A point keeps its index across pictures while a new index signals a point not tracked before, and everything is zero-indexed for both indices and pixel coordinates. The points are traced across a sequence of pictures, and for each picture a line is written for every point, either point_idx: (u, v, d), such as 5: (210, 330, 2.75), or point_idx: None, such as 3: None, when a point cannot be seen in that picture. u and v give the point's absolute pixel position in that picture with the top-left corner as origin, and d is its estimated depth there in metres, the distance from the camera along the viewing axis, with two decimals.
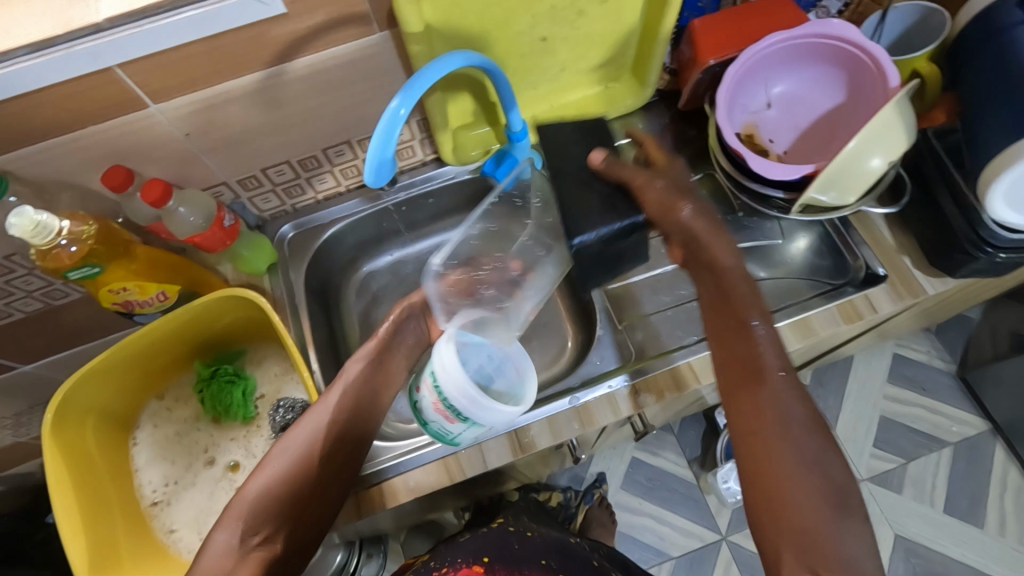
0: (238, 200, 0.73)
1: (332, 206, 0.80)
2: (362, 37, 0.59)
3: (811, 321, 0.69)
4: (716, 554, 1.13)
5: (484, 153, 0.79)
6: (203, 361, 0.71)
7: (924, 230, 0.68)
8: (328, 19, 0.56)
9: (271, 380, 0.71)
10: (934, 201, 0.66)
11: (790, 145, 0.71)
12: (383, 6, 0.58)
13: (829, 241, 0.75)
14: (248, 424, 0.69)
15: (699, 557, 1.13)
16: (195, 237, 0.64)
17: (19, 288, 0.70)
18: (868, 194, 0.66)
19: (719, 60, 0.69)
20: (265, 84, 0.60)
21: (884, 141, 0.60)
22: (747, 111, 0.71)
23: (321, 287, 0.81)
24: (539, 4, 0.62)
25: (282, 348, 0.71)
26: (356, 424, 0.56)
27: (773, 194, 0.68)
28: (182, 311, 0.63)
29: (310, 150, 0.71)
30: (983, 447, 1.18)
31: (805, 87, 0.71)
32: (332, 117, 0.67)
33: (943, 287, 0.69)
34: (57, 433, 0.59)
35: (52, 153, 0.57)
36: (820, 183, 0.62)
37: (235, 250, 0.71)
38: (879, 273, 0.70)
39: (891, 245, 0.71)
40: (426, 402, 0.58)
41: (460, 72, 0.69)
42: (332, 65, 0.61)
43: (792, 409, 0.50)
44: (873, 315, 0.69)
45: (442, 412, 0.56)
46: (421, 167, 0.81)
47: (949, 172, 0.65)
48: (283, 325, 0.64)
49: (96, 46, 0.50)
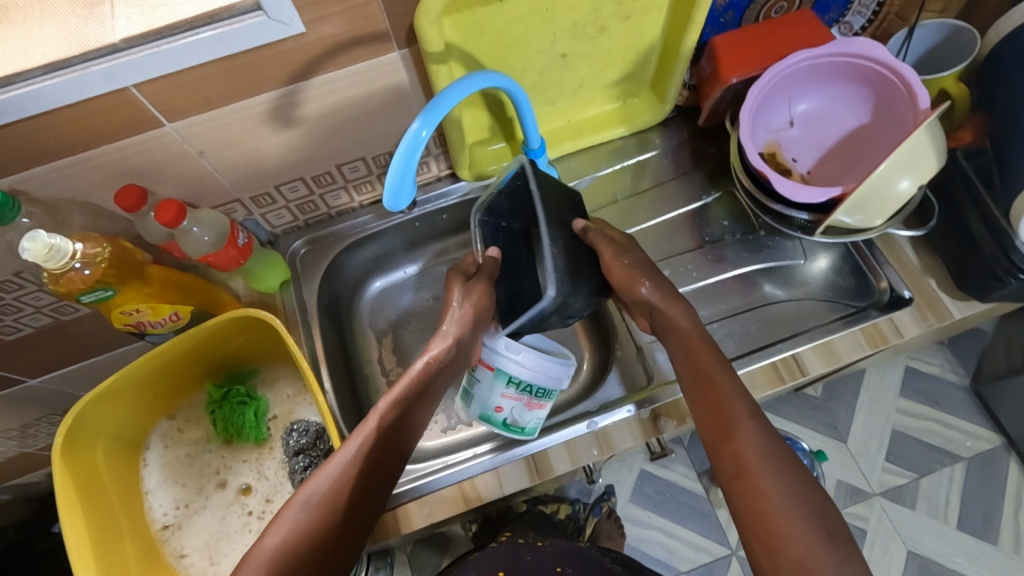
0: (250, 216, 0.72)
1: (344, 221, 0.78)
2: (380, 55, 0.58)
3: (835, 345, 0.67)
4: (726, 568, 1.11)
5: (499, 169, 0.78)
6: (215, 381, 0.70)
7: (952, 253, 0.66)
8: (347, 37, 0.55)
9: (283, 401, 0.69)
10: (963, 224, 0.64)
11: (814, 164, 0.70)
12: (403, 24, 0.56)
13: (852, 261, 0.73)
14: (260, 445, 0.67)
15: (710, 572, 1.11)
16: (208, 256, 0.63)
17: (27, 304, 0.69)
18: (895, 216, 0.65)
19: (742, 77, 0.67)
20: (281, 102, 0.59)
21: (913, 164, 0.59)
22: (770, 129, 0.70)
23: (332, 303, 0.80)
24: (561, 21, 0.61)
25: (294, 369, 0.70)
26: (378, 471, 0.56)
27: (797, 216, 0.66)
28: (195, 332, 0.62)
29: (324, 167, 0.70)
30: (998, 463, 1.15)
31: (830, 106, 0.70)
32: (347, 134, 0.66)
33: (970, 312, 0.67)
34: (67, 457, 0.58)
35: (65, 172, 0.56)
36: (847, 206, 0.61)
37: (249, 268, 0.70)
38: (905, 296, 0.68)
39: (916, 267, 0.70)
40: (513, 413, 0.64)
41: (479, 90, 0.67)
42: (348, 83, 0.60)
43: (763, 450, 0.52)
44: (898, 339, 0.67)
45: (526, 401, 0.64)
46: (436, 182, 0.80)
47: (979, 195, 0.63)
48: (297, 347, 0.63)
49: (111, 67, 0.49)
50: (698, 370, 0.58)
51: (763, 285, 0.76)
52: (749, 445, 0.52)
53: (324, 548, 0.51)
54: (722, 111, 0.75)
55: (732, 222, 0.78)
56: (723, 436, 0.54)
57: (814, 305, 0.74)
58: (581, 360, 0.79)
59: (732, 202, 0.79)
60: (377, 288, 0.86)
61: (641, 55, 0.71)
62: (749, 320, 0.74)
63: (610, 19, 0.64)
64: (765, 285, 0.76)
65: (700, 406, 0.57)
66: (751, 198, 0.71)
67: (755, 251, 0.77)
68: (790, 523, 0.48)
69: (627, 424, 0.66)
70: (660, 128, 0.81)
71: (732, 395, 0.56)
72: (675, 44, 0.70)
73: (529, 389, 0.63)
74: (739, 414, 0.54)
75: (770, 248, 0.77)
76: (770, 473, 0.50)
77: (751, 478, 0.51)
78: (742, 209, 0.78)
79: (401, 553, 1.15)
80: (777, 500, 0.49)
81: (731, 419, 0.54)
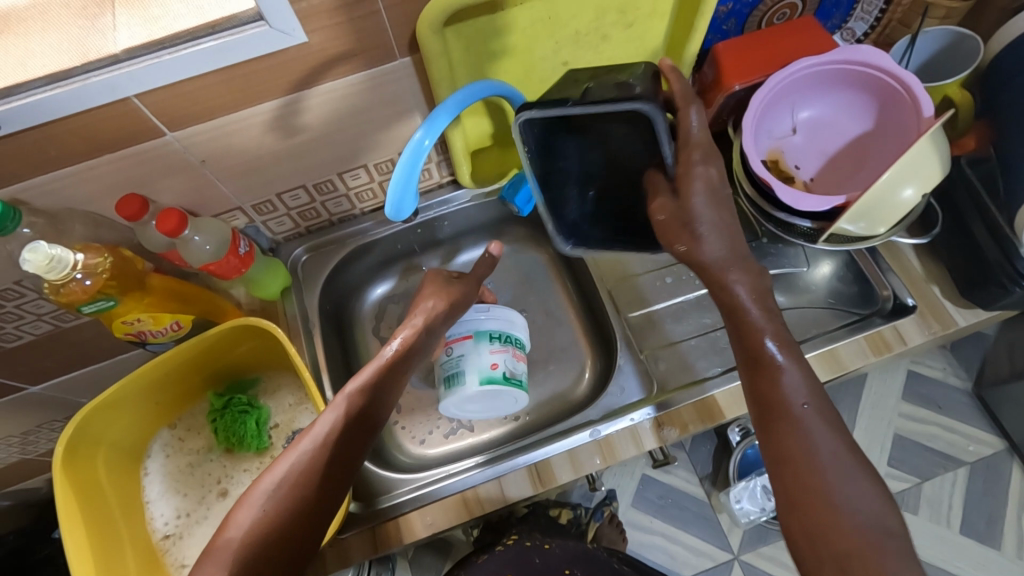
0: (252, 224, 0.72)
1: (346, 228, 0.78)
2: (382, 63, 0.58)
3: (839, 352, 0.67)
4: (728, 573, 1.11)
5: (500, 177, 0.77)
6: (216, 390, 0.70)
7: (956, 261, 0.66)
8: (349, 46, 0.55)
9: (285, 410, 0.69)
10: (967, 231, 0.64)
11: (817, 172, 0.69)
12: (405, 33, 0.56)
13: (855, 268, 0.73)
14: (261, 455, 0.67)
15: None
16: (209, 265, 0.63)
17: (28, 312, 0.69)
18: (898, 224, 0.64)
19: (744, 85, 0.67)
20: (283, 110, 0.58)
21: (917, 173, 0.59)
22: (773, 136, 0.70)
23: (334, 309, 0.80)
24: (564, 29, 0.61)
25: (296, 377, 0.69)
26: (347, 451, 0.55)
27: (800, 223, 0.66)
28: (196, 341, 0.62)
29: (326, 174, 0.70)
30: (1001, 467, 1.15)
31: (833, 113, 0.69)
32: (349, 142, 0.66)
33: (975, 319, 0.66)
34: (67, 468, 0.58)
35: (66, 181, 0.55)
36: (851, 214, 0.60)
37: (250, 277, 0.70)
38: (908, 303, 0.68)
39: (920, 274, 0.69)
40: (508, 365, 0.67)
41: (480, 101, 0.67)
42: (350, 91, 0.60)
43: (817, 446, 0.48)
44: (902, 347, 0.67)
45: (512, 353, 0.68)
46: (438, 189, 0.79)
47: (983, 202, 0.63)
48: (299, 356, 0.63)
49: (113, 78, 0.48)
50: (751, 352, 0.53)
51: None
52: (803, 440, 0.48)
53: (295, 525, 0.50)
54: (724, 119, 0.75)
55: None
56: (780, 428, 0.50)
57: (820, 314, 0.73)
58: (584, 366, 0.79)
59: (735, 209, 0.79)
60: (379, 294, 0.85)
61: (643, 62, 0.71)
62: None
63: (613, 27, 0.63)
64: (769, 292, 0.76)
65: (757, 392, 0.52)
66: (754, 206, 0.71)
67: (759, 258, 0.77)
68: (848, 525, 0.45)
69: (630, 432, 0.66)
70: None
71: (789, 385, 0.51)
72: (678, 51, 0.69)
73: (509, 339, 0.68)
74: (794, 406, 0.50)
75: (773, 255, 0.77)
76: (830, 471, 0.47)
77: (808, 475, 0.47)
78: (744, 216, 0.78)
79: (402, 558, 1.14)
80: (836, 502, 0.45)
81: (793, 411, 0.50)
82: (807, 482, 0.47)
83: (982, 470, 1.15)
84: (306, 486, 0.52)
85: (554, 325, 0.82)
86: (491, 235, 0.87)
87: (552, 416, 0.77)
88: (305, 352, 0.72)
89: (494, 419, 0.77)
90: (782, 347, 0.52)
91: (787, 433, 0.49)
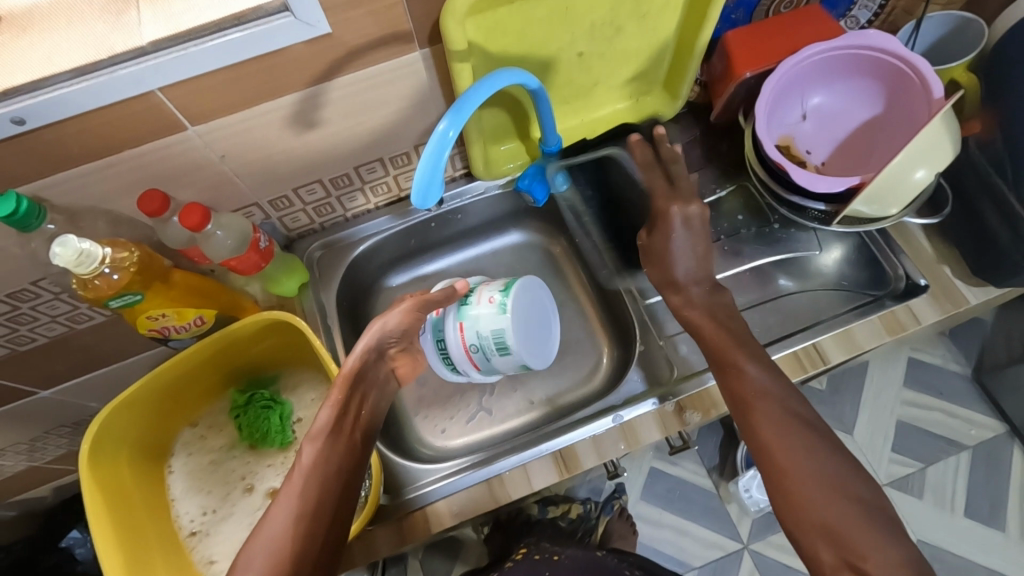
0: (268, 220, 0.72)
1: (361, 223, 0.78)
2: (402, 56, 0.58)
3: (854, 333, 0.68)
4: (738, 563, 1.12)
5: (516, 168, 0.78)
6: (237, 387, 0.69)
7: (966, 241, 0.68)
8: (374, 38, 0.55)
9: (307, 405, 0.69)
10: (978, 213, 0.66)
11: (828, 157, 0.71)
12: (426, 25, 0.57)
13: (866, 250, 0.74)
14: (285, 450, 0.67)
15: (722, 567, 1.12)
16: (231, 260, 0.63)
17: (43, 313, 0.69)
18: (910, 205, 0.66)
19: (755, 72, 0.68)
20: (303, 105, 0.59)
21: (929, 154, 0.60)
22: (785, 123, 0.71)
23: (351, 306, 0.79)
24: (580, 20, 0.62)
25: (317, 372, 0.70)
26: (327, 507, 0.52)
27: (814, 206, 0.67)
28: (219, 335, 0.62)
29: (342, 170, 0.70)
30: (1001, 450, 1.17)
31: (843, 99, 0.71)
32: (367, 136, 0.66)
33: (985, 297, 0.68)
34: (92, 465, 0.58)
35: (87, 178, 0.55)
36: (865, 196, 0.62)
37: (269, 273, 0.70)
38: (921, 284, 0.69)
39: (930, 255, 0.71)
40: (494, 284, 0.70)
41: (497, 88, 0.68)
42: (370, 84, 0.60)
43: (788, 424, 0.52)
44: (917, 326, 0.68)
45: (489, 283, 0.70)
46: (451, 182, 0.80)
47: (994, 184, 0.64)
48: (323, 348, 0.63)
49: (138, 71, 0.49)
50: (716, 354, 0.58)
51: (781, 279, 0.77)
52: (773, 420, 0.53)
53: None
54: (734, 107, 0.76)
55: (747, 216, 0.79)
56: (745, 417, 0.54)
57: (827, 297, 0.74)
58: (603, 358, 0.80)
59: (746, 198, 0.80)
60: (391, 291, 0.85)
61: (654, 53, 0.72)
62: (766, 313, 0.74)
63: (627, 18, 0.64)
64: (780, 278, 0.77)
65: (724, 389, 0.56)
66: (766, 190, 0.72)
67: (770, 245, 0.78)
68: (822, 495, 0.48)
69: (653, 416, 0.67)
70: (671, 125, 0.82)
71: (753, 375, 0.56)
72: (689, 41, 0.70)
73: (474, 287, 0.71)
74: (757, 395, 0.54)
75: (785, 241, 0.78)
76: (804, 455, 0.50)
77: (781, 451, 0.51)
78: (756, 204, 0.79)
79: (414, 558, 1.14)
80: (811, 472, 0.49)
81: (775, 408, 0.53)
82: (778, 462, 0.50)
83: (985, 455, 1.17)
84: (292, 548, 0.49)
85: (569, 317, 0.83)
86: (503, 229, 0.87)
87: (571, 405, 0.77)
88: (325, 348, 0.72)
89: (513, 409, 0.78)
90: (735, 340, 0.58)
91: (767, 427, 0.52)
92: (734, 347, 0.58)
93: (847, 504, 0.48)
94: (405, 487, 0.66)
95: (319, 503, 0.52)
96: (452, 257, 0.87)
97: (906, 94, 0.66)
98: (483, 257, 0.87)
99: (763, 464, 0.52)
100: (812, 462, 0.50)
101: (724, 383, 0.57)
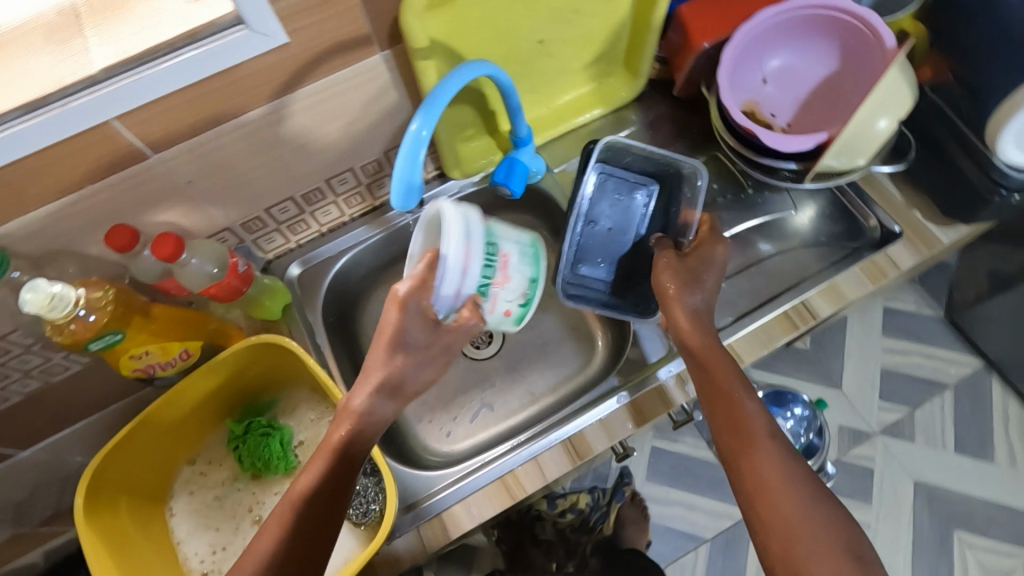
0: (243, 244, 0.70)
1: (338, 237, 0.77)
2: (363, 60, 0.58)
3: (839, 286, 0.70)
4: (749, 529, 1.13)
5: (489, 163, 0.78)
6: (232, 417, 0.67)
7: (934, 184, 0.70)
8: (332, 45, 0.54)
9: (307, 426, 0.67)
10: (942, 155, 0.68)
11: (793, 117, 0.72)
12: (384, 26, 0.56)
13: (839, 203, 0.76)
14: (290, 475, 0.65)
15: (733, 536, 1.13)
16: (210, 288, 0.61)
17: (16, 368, 0.65)
18: (876, 155, 0.67)
19: (713, 42, 0.69)
20: (268, 120, 0.57)
21: (889, 103, 0.61)
22: (747, 89, 0.72)
23: (339, 325, 0.78)
24: (538, 7, 0.62)
25: (313, 391, 0.68)
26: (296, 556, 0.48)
27: (786, 166, 0.69)
28: (207, 366, 0.60)
29: (313, 184, 0.68)
30: (981, 384, 1.21)
31: (800, 59, 0.72)
32: (335, 147, 0.65)
33: (957, 235, 0.70)
34: (89, 517, 0.55)
35: (47, 221, 0.53)
36: (834, 150, 0.63)
37: (250, 297, 0.68)
38: (895, 230, 0.71)
39: (900, 201, 0.73)
40: (514, 286, 0.56)
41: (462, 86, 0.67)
42: (334, 92, 0.59)
43: (786, 471, 0.52)
44: (896, 271, 0.70)
45: (505, 270, 0.55)
46: (426, 184, 0.80)
47: (954, 125, 0.66)
48: (318, 366, 0.61)
49: (92, 101, 0.46)
50: (715, 383, 0.57)
51: (762, 241, 0.77)
52: (769, 464, 0.52)
53: None
54: (696, 80, 0.76)
55: (722, 183, 0.80)
56: (742, 454, 0.54)
57: (807, 254, 0.76)
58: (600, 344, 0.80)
59: (719, 168, 0.81)
60: (378, 302, 0.83)
61: (613, 33, 0.72)
62: (752, 276, 0.75)
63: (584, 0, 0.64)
64: (760, 241, 0.78)
65: (719, 423, 0.56)
66: (737, 156, 0.73)
67: (747, 210, 0.79)
68: (819, 544, 0.48)
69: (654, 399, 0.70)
70: (635, 104, 0.83)
71: (751, 410, 0.56)
72: (645, 18, 0.71)
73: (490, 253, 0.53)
74: (755, 435, 0.54)
75: (760, 204, 0.79)
76: (799, 507, 0.50)
77: (774, 497, 0.51)
78: (728, 172, 0.80)
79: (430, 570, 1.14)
80: (806, 521, 0.49)
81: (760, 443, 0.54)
82: (777, 511, 0.50)
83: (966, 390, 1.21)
84: None
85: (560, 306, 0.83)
86: None
87: (572, 391, 0.77)
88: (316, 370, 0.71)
89: (516, 403, 0.77)
90: (735, 374, 0.58)
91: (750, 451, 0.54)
92: (733, 379, 0.58)
93: (839, 556, 0.48)
94: (420, 494, 0.65)
95: (285, 565, 0.48)
96: None
97: (862, 49, 0.68)
98: None
99: (754, 507, 0.52)
100: (807, 512, 0.50)
101: (719, 415, 0.56)
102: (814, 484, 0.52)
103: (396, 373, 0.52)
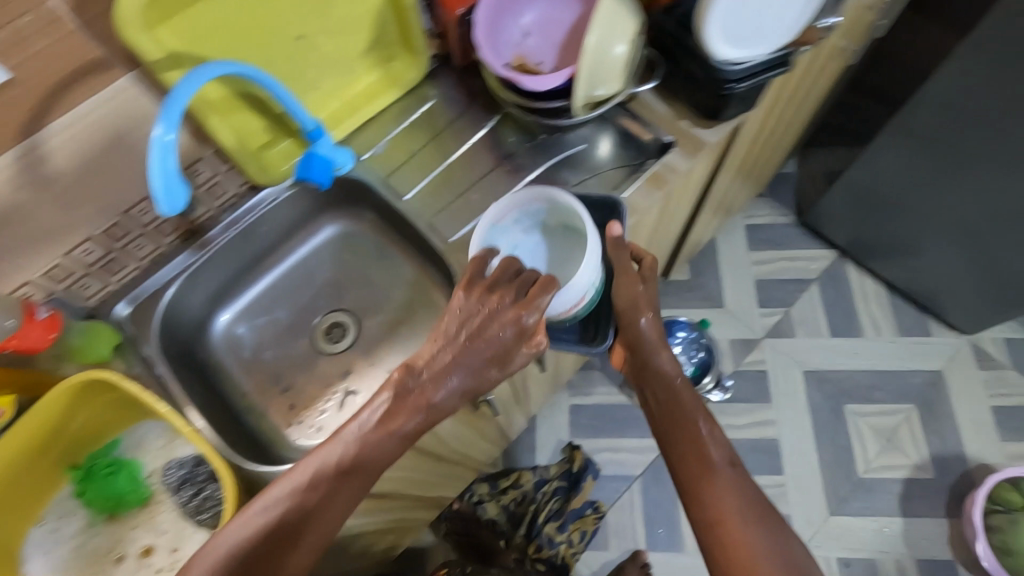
0: (58, 294, 0.90)
1: (157, 271, 0.99)
2: (107, 82, 0.81)
3: (658, 175, 0.92)
4: None
5: (289, 165, 1.03)
6: (79, 465, 0.91)
7: (689, 94, 0.92)
8: (66, 73, 0.76)
9: (154, 457, 0.92)
10: (677, 65, 0.90)
11: (557, 62, 0.79)
12: (110, 47, 0.79)
13: (624, 131, 0.95)
14: (144, 505, 0.90)
15: None
16: (13, 337, 0.81)
17: None
18: (628, 77, 0.75)
19: (464, 8, 0.77)
20: (25, 159, 0.77)
21: (617, 28, 0.69)
22: (510, 45, 0.79)
23: (249, 360, 1.09)
24: (284, 11, 0.85)
25: (155, 424, 0.93)
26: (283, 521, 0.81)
27: (553, 104, 0.77)
28: (23, 422, 0.81)
29: (116, 214, 0.91)
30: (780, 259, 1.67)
31: (548, 10, 0.80)
32: (127, 172, 0.89)
33: (717, 134, 0.94)
34: None
35: None
36: (584, 81, 0.70)
37: (68, 338, 0.88)
38: (670, 141, 0.94)
39: (672, 115, 0.95)
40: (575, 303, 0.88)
41: (225, 91, 0.90)
42: (88, 125, 0.82)
43: (737, 499, 0.87)
44: (676, 175, 0.92)
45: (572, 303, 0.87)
46: (236, 199, 1.05)
47: (682, 46, 0.87)
48: (137, 386, 0.82)
49: None
50: (679, 424, 0.94)
51: (570, 178, 0.93)
52: (721, 489, 0.88)
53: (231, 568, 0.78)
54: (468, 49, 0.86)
55: (519, 136, 0.98)
56: (705, 477, 0.89)
57: (612, 174, 0.93)
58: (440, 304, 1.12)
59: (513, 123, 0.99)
60: (227, 318, 1.10)
61: (377, 24, 0.95)
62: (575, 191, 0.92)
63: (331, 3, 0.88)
64: (566, 172, 0.94)
65: (686, 465, 0.91)
66: (519, 107, 0.81)
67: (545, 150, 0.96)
68: (764, 563, 0.81)
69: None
70: (429, 80, 1.04)
71: (716, 455, 0.91)
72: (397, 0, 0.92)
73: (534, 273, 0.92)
74: (717, 464, 0.90)
75: (553, 146, 0.96)
76: (741, 529, 0.84)
77: (726, 524, 0.85)
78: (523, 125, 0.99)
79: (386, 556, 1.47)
80: (756, 550, 0.82)
81: (721, 484, 0.88)
82: (726, 538, 0.84)
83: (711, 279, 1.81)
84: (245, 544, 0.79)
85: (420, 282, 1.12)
86: (310, 228, 1.14)
87: None
88: (233, 399, 1.06)
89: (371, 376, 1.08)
90: (708, 423, 0.93)
91: (708, 474, 0.89)
92: (694, 431, 0.93)
93: (774, 566, 0.81)
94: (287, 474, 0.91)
95: (244, 555, 0.79)
96: (270, 270, 1.13)
97: None
98: (307, 257, 1.14)
99: (714, 533, 0.86)
100: (758, 537, 0.83)
101: (688, 466, 0.91)
102: (767, 522, 0.85)
103: (400, 390, 0.84)
